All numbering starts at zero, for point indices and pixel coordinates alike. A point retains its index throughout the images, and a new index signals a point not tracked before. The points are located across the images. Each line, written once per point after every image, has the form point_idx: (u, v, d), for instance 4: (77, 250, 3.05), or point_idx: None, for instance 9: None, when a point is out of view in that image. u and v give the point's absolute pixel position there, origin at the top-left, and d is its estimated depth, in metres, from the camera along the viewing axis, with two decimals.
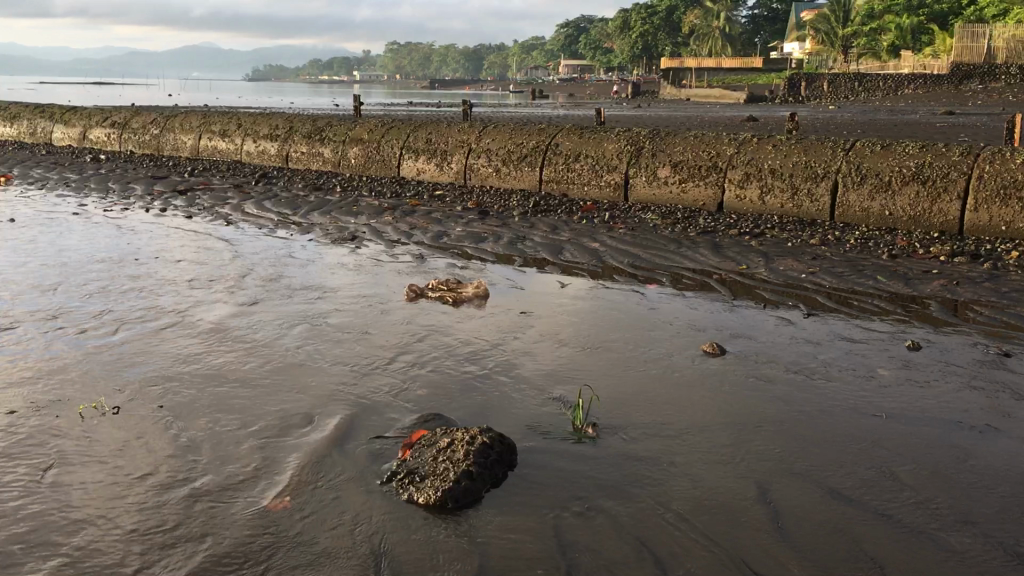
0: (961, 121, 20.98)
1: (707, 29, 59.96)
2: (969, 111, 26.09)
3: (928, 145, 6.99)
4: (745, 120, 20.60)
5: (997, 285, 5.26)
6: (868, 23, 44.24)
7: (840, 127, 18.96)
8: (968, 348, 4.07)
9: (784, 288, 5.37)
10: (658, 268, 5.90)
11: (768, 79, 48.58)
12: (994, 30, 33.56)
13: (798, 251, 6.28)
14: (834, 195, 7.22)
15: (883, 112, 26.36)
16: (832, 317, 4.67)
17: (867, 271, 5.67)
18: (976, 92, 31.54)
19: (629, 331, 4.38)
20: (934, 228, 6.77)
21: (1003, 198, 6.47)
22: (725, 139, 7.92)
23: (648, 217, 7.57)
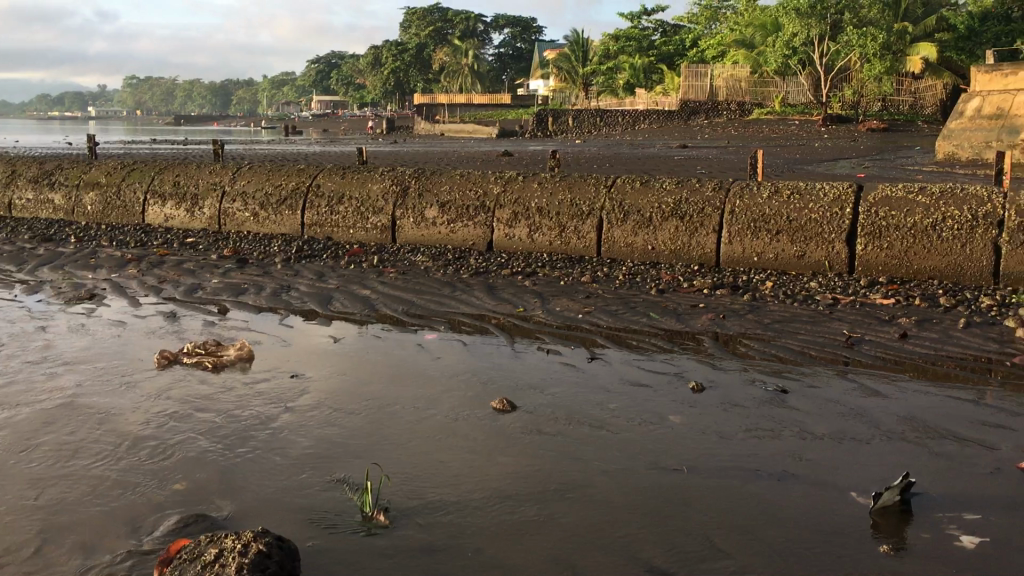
0: (693, 155, 22.53)
1: (455, 66, 61.30)
2: (699, 144, 28.16)
3: (683, 181, 7.24)
4: (499, 155, 21.07)
5: (760, 317, 5.45)
6: (605, 62, 46.94)
7: (589, 162, 19.82)
8: (747, 385, 4.12)
9: (564, 330, 5.27)
10: (435, 314, 5.64)
11: (516, 115, 50.23)
12: (713, 70, 37.88)
13: (572, 289, 6.24)
14: (600, 231, 7.31)
15: (623, 147, 27.89)
16: (615, 357, 4.61)
17: (640, 307, 5.71)
18: (703, 127, 34.18)
19: (413, 388, 4.08)
20: (694, 261, 6.99)
21: (754, 231, 6.79)
22: (491, 178, 7.84)
23: (418, 259, 7.32)
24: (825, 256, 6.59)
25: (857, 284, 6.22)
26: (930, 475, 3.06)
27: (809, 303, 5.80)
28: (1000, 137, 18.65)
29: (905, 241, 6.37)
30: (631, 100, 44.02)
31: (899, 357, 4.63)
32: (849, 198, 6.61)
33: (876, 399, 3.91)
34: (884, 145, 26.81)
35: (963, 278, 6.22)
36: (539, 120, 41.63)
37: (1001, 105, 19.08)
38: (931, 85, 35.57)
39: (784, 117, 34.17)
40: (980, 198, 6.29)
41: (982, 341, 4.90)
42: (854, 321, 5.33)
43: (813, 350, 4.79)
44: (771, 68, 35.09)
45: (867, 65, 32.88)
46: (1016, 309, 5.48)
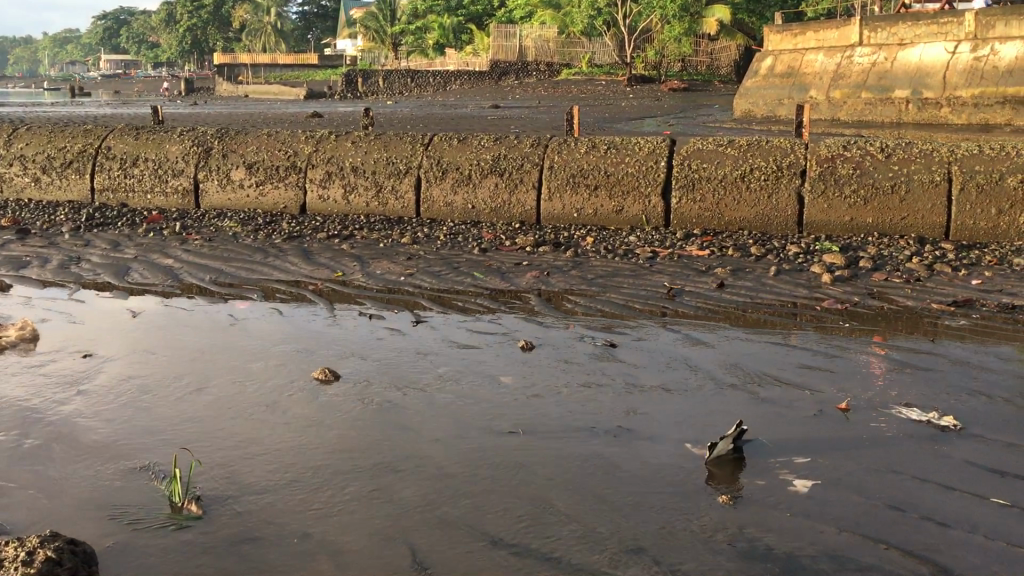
0: (506, 115, 22.60)
1: (257, 24, 58.76)
2: (511, 104, 28.30)
3: (501, 138, 7.12)
4: (309, 117, 20.31)
5: (583, 273, 5.42)
6: (413, 21, 46.29)
7: (402, 122, 19.45)
8: (576, 341, 4.05)
9: (386, 294, 5.03)
10: (246, 282, 5.26)
11: (324, 76, 48.75)
12: (521, 30, 38.01)
13: (392, 251, 6.00)
14: (417, 191, 7.09)
15: (435, 107, 27.63)
16: (441, 319, 4.42)
17: (462, 266, 5.55)
18: (514, 87, 34.39)
19: (224, 362, 3.74)
20: (514, 218, 6.90)
21: (573, 186, 6.77)
22: (301, 136, 7.44)
23: (224, 225, 6.85)
24: (642, 210, 6.66)
25: (673, 237, 6.33)
26: (759, 421, 3.09)
27: (630, 257, 5.83)
28: (790, 94, 19.80)
29: (716, 193, 6.54)
30: (441, 60, 43.68)
31: (718, 307, 4.70)
32: (663, 152, 6.71)
33: (701, 348, 3.93)
34: (685, 104, 27.90)
35: (770, 227, 6.46)
36: (348, 80, 40.58)
37: (791, 64, 20.19)
38: (726, 46, 37.34)
39: (591, 77, 34.92)
40: (783, 150, 6.53)
41: (793, 287, 5.08)
42: (673, 274, 5.39)
43: (636, 303, 4.78)
44: (578, 29, 35.73)
45: (667, 26, 34.06)
46: (819, 256, 5.73)
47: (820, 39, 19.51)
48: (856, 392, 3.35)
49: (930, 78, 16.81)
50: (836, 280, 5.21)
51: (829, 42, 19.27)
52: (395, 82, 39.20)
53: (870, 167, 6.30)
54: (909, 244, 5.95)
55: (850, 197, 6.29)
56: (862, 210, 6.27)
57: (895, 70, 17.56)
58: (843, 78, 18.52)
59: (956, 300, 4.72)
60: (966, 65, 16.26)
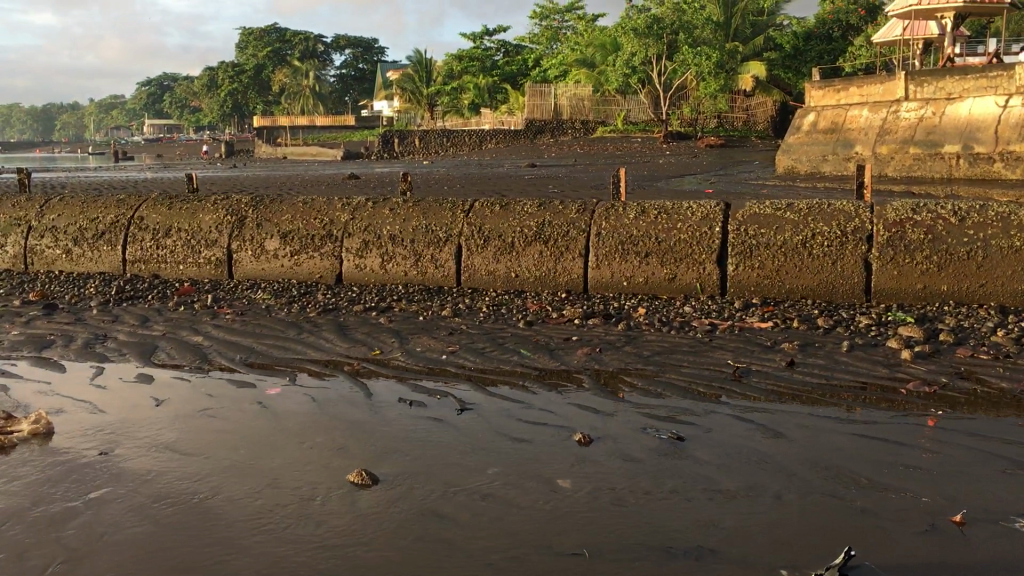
0: (543, 174, 22.45)
1: (297, 87, 59.76)
2: (547, 163, 28.21)
3: (545, 203, 6.80)
4: (346, 178, 20.30)
5: (639, 349, 5.03)
6: (450, 82, 46.77)
7: (439, 183, 19.32)
8: (638, 432, 3.64)
9: (428, 372, 4.67)
10: (279, 362, 4.92)
11: (361, 137, 49.27)
12: (556, 89, 38.12)
13: (434, 325, 5.66)
14: (458, 259, 6.76)
15: (472, 167, 27.59)
16: (488, 406, 4.04)
17: (509, 343, 5.18)
18: (550, 145, 34.39)
19: (252, 462, 3.38)
20: (560, 288, 6.54)
21: (622, 254, 6.42)
22: (338, 204, 7.18)
23: (258, 297, 6.58)
24: (696, 278, 6.28)
25: (731, 307, 5.93)
26: (863, 539, 2.66)
27: (687, 331, 5.44)
28: (836, 150, 19.48)
29: (776, 260, 6.15)
30: (477, 119, 43.97)
31: (791, 387, 4.28)
32: (717, 217, 6.34)
33: (780, 441, 3.51)
34: (724, 161, 27.65)
35: (836, 297, 6.05)
36: (385, 141, 40.89)
37: (834, 120, 19.86)
38: (763, 102, 37.19)
39: (627, 134, 34.86)
40: (847, 214, 6.14)
41: (869, 365, 4.65)
42: (736, 349, 4.98)
43: (699, 384, 4.37)
44: (613, 87, 35.79)
45: (703, 83, 34.01)
46: (893, 329, 5.30)
47: (864, 93, 19.20)
48: (968, 499, 2.90)
49: (981, 132, 16.41)
50: (916, 356, 4.77)
51: (873, 97, 18.96)
52: (432, 142, 39.43)
53: (942, 231, 5.89)
54: (990, 315, 5.51)
55: (921, 263, 5.88)
56: (935, 277, 5.85)
57: (944, 125, 17.21)
58: (890, 134, 18.22)
59: None
60: (1019, 117, 15.67)
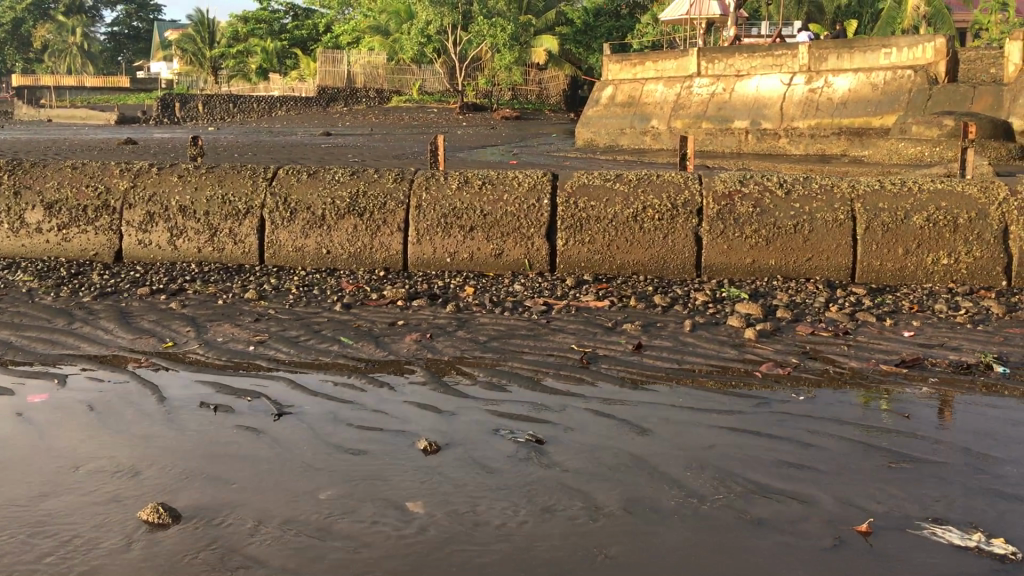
0: (340, 143, 21.46)
1: (61, 44, 54.65)
2: (343, 132, 27.12)
3: (358, 171, 6.17)
4: (121, 143, 18.57)
5: (474, 335, 4.54)
6: (234, 45, 44.32)
7: (228, 150, 18.01)
8: (492, 435, 3.16)
9: (233, 368, 3.97)
10: (44, 359, 4.06)
11: (137, 101, 45.71)
12: (349, 56, 36.89)
13: (235, 311, 4.94)
14: (260, 234, 6.04)
15: (262, 134, 26.10)
16: (312, 410, 3.42)
17: (326, 330, 4.55)
18: (344, 114, 33.19)
19: (6, 501, 2.62)
20: (377, 265, 5.98)
21: (444, 227, 5.93)
22: (115, 170, 6.23)
23: (16, 279, 5.56)
24: (524, 253, 5.89)
25: (564, 285, 5.58)
26: (771, 562, 2.31)
27: (521, 312, 5.02)
28: (633, 124, 19.68)
29: (607, 234, 5.85)
30: (265, 85, 41.83)
31: (644, 373, 3.93)
32: (545, 188, 5.96)
33: (649, 440, 3.13)
34: (522, 133, 27.64)
35: (667, 272, 5.84)
36: (165, 105, 38.08)
37: (631, 94, 20.20)
38: (554, 76, 37.57)
39: (423, 105, 34.23)
40: (677, 185, 5.91)
41: (716, 346, 4.40)
42: (577, 332, 4.60)
43: (547, 373, 3.94)
44: (408, 56, 34.99)
45: (498, 55, 33.90)
46: (730, 306, 5.10)
47: (659, 69, 19.58)
48: (865, 503, 2.63)
49: (767, 109, 17.16)
50: (761, 336, 4.57)
51: (667, 72, 19.38)
52: (217, 108, 37.10)
53: (770, 205, 5.77)
54: (818, 288, 5.45)
55: (750, 237, 5.75)
56: (764, 251, 5.75)
57: (733, 101, 17.89)
58: (683, 109, 18.61)
59: (902, 359, 4.10)
60: (802, 97, 16.71)
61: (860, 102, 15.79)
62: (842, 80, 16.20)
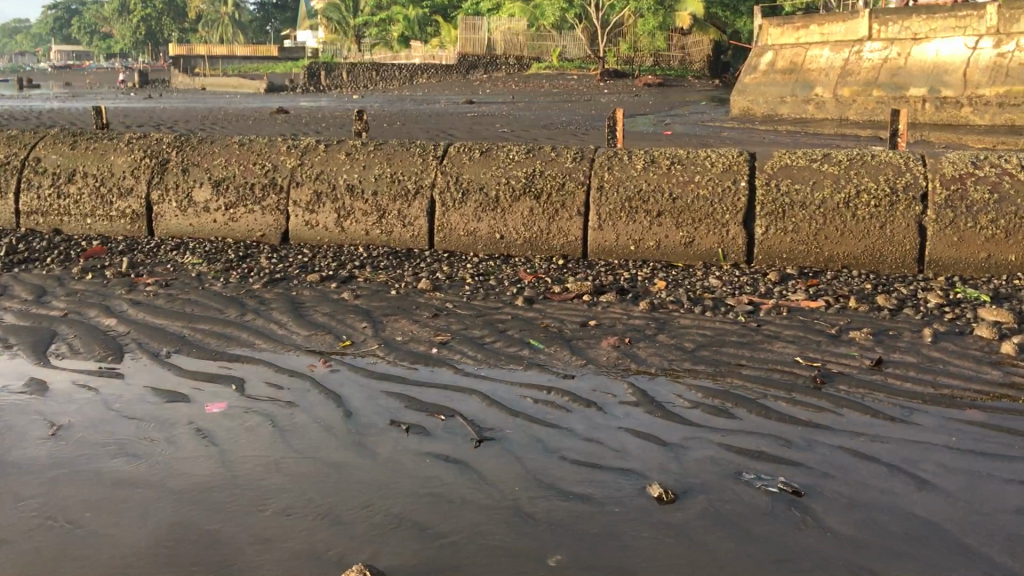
0: (485, 111, 21.10)
1: (214, 15, 56.49)
2: (485, 99, 26.79)
3: (534, 150, 5.71)
4: (275, 112, 18.75)
5: (678, 340, 4.01)
6: (377, 13, 44.66)
7: (377, 119, 17.91)
8: (736, 482, 2.64)
9: (419, 375, 3.59)
10: (219, 358, 3.77)
11: (284, 69, 46.80)
12: (490, 22, 36.50)
13: (412, 304, 4.57)
14: (431, 217, 5.68)
15: (407, 102, 26.02)
16: (515, 434, 2.99)
17: (513, 333, 4.12)
18: (485, 81, 32.92)
19: (197, 551, 2.29)
20: (554, 252, 5.52)
21: (629, 212, 5.40)
22: (282, 146, 5.97)
23: (186, 261, 5.37)
24: (718, 242, 5.31)
25: (766, 280, 4.97)
26: None
27: (724, 311, 4.46)
28: (794, 92, 18.50)
29: (814, 221, 5.19)
30: (406, 53, 42.02)
31: (895, 399, 3.32)
32: (742, 168, 5.35)
33: (935, 497, 2.55)
34: (668, 100, 26.66)
35: (884, 267, 5.13)
36: (311, 74, 38.72)
37: (793, 59, 18.99)
38: (699, 41, 36.20)
39: (564, 72, 33.60)
40: (897, 167, 5.21)
41: (970, 363, 3.73)
42: (798, 341, 4.00)
43: (776, 393, 3.39)
44: (550, 22, 34.32)
45: (642, 19, 32.87)
46: (971, 311, 4.38)
47: (825, 33, 18.31)
48: None
49: (949, 75, 15.85)
50: (1022, 351, 3.86)
51: (835, 37, 18.11)
52: (360, 76, 37.46)
53: (1011, 190, 4.99)
54: None
55: (986, 229, 4.98)
56: (1003, 245, 4.97)
57: (909, 67, 16.57)
58: (852, 75, 17.38)
59: None
60: (990, 62, 15.31)
61: None
62: None
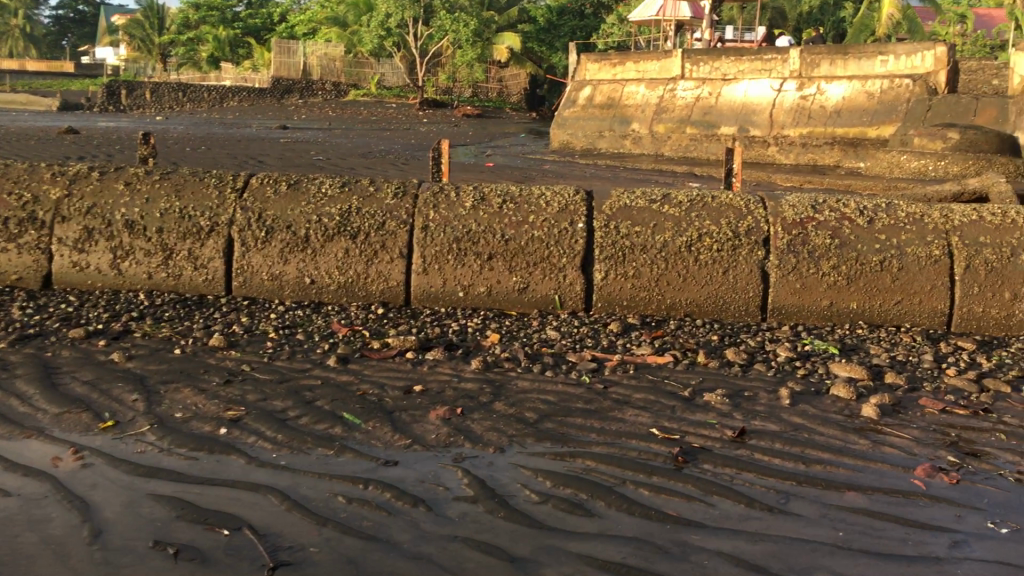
0: (299, 138, 20.09)
1: (2, 27, 52.17)
2: (299, 125, 25.66)
3: (349, 184, 5.09)
4: (64, 132, 17.04)
5: (517, 410, 3.45)
6: (184, 32, 42.48)
7: (181, 143, 16.61)
8: None
9: (201, 470, 2.88)
10: None
11: (81, 87, 43.69)
12: (305, 47, 35.38)
13: (200, 368, 3.80)
14: (228, 258, 4.91)
15: (215, 126, 24.54)
16: (322, 554, 2.34)
17: (323, 404, 3.44)
18: (299, 106, 31.75)
19: None
20: (372, 298, 4.90)
21: (455, 254, 4.84)
22: (46, 175, 5.05)
23: None
24: (554, 288, 4.85)
25: (607, 331, 4.55)
26: None
27: (564, 371, 3.97)
28: (612, 126, 18.61)
29: (655, 266, 4.82)
30: (216, 74, 40.13)
31: (766, 480, 2.89)
32: (579, 209, 4.93)
33: None
34: (487, 132, 26.47)
35: (726, 315, 4.84)
36: (110, 92, 36.12)
37: (609, 95, 19.11)
38: (515, 74, 36.28)
39: (381, 99, 32.96)
40: (739, 210, 4.94)
41: (834, 427, 3.38)
42: (650, 408, 3.54)
43: (634, 478, 2.89)
44: (366, 49, 33.63)
45: (460, 51, 32.71)
46: (822, 366, 4.08)
47: (641, 69, 18.63)
48: None
49: (756, 115, 16.44)
50: (884, 412, 3.56)
51: (649, 74, 18.48)
52: (165, 97, 35.31)
53: (850, 235, 4.80)
54: (917, 341, 4.47)
55: (829, 275, 4.75)
56: (845, 292, 4.76)
57: (720, 106, 17.07)
58: (667, 112, 17.72)
59: None
60: (794, 104, 16.07)
61: (855, 110, 15.23)
62: (836, 87, 15.62)
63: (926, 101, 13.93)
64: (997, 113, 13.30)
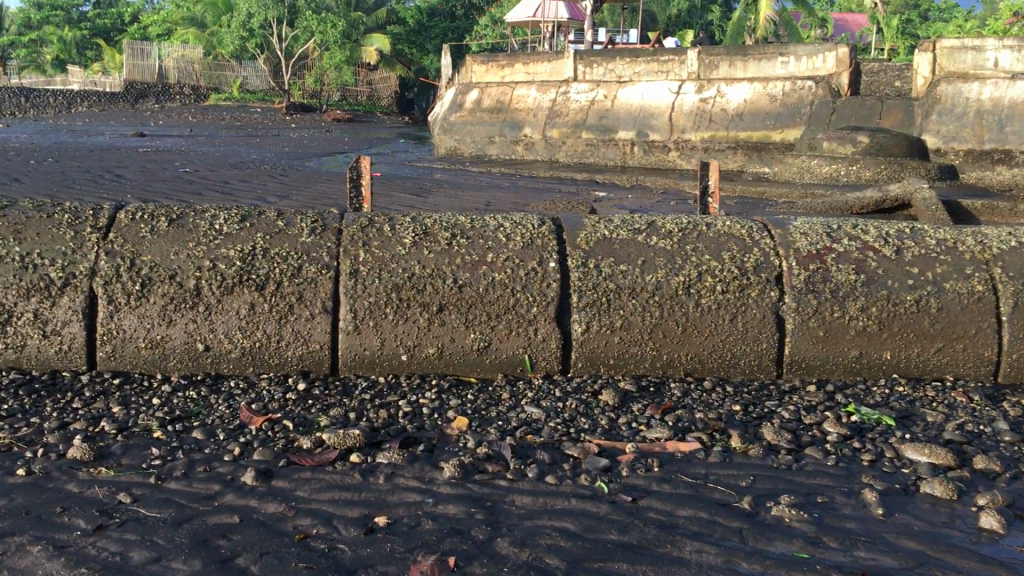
0: (158, 147, 18.25)
1: None
2: (158, 132, 23.60)
3: (251, 219, 3.94)
4: None
5: (535, 555, 2.41)
6: (25, 33, 39.22)
7: (22, 154, 14.63)
8: None
9: None
10: None
11: None
12: (160, 49, 32.99)
13: (56, 506, 2.60)
14: (91, 320, 3.68)
15: (62, 134, 22.24)
16: None
17: (248, 566, 2.30)
18: (157, 111, 29.49)
19: None
20: (288, 368, 3.76)
21: (397, 307, 3.75)
22: None
23: None
24: (524, 346, 3.82)
25: (601, 404, 3.55)
26: None
27: (569, 474, 2.95)
28: (502, 132, 17.58)
29: (648, 315, 3.85)
30: (63, 78, 37.13)
31: None
32: (549, 244, 3.93)
33: None
34: (362, 138, 25.03)
35: (736, 372, 3.93)
36: None
37: (498, 98, 18.14)
38: (386, 77, 34.81)
39: (246, 104, 31.04)
40: (742, 240, 4.04)
41: (966, 556, 2.49)
42: (712, 536, 2.55)
43: None
44: (229, 51, 31.67)
45: (328, 53, 31.07)
46: (889, 446, 3.20)
47: (530, 72, 17.87)
48: None
49: (654, 119, 15.87)
50: (1009, 521, 2.70)
51: (540, 76, 17.72)
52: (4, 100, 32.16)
53: (877, 269, 3.96)
54: (974, 402, 3.67)
55: (855, 320, 3.89)
56: (876, 340, 3.91)
57: (616, 110, 16.38)
58: (559, 116, 16.90)
59: None
60: (693, 107, 15.55)
61: (757, 114, 14.91)
62: (735, 90, 15.30)
63: (831, 104, 14.07)
64: (902, 115, 13.38)
